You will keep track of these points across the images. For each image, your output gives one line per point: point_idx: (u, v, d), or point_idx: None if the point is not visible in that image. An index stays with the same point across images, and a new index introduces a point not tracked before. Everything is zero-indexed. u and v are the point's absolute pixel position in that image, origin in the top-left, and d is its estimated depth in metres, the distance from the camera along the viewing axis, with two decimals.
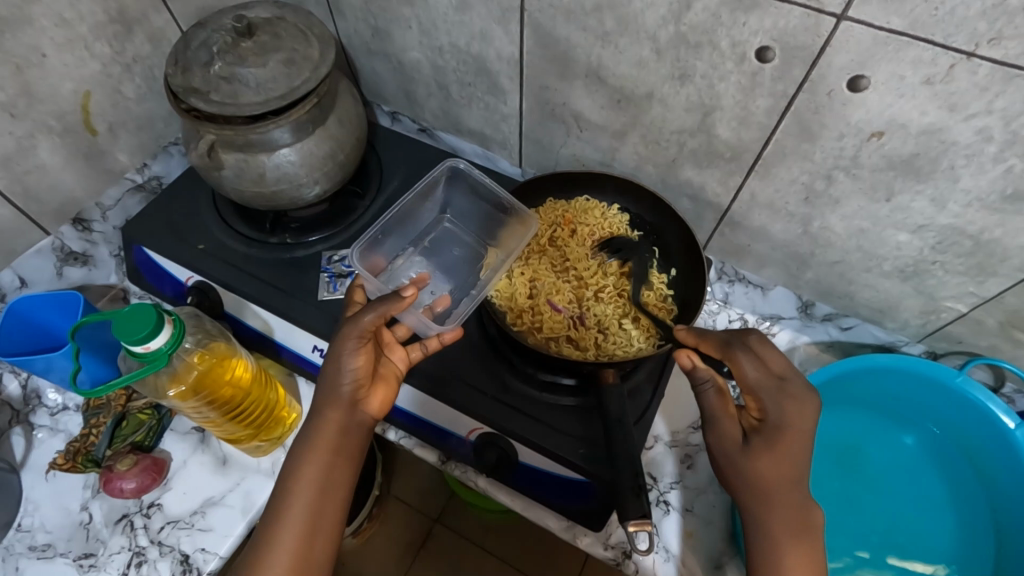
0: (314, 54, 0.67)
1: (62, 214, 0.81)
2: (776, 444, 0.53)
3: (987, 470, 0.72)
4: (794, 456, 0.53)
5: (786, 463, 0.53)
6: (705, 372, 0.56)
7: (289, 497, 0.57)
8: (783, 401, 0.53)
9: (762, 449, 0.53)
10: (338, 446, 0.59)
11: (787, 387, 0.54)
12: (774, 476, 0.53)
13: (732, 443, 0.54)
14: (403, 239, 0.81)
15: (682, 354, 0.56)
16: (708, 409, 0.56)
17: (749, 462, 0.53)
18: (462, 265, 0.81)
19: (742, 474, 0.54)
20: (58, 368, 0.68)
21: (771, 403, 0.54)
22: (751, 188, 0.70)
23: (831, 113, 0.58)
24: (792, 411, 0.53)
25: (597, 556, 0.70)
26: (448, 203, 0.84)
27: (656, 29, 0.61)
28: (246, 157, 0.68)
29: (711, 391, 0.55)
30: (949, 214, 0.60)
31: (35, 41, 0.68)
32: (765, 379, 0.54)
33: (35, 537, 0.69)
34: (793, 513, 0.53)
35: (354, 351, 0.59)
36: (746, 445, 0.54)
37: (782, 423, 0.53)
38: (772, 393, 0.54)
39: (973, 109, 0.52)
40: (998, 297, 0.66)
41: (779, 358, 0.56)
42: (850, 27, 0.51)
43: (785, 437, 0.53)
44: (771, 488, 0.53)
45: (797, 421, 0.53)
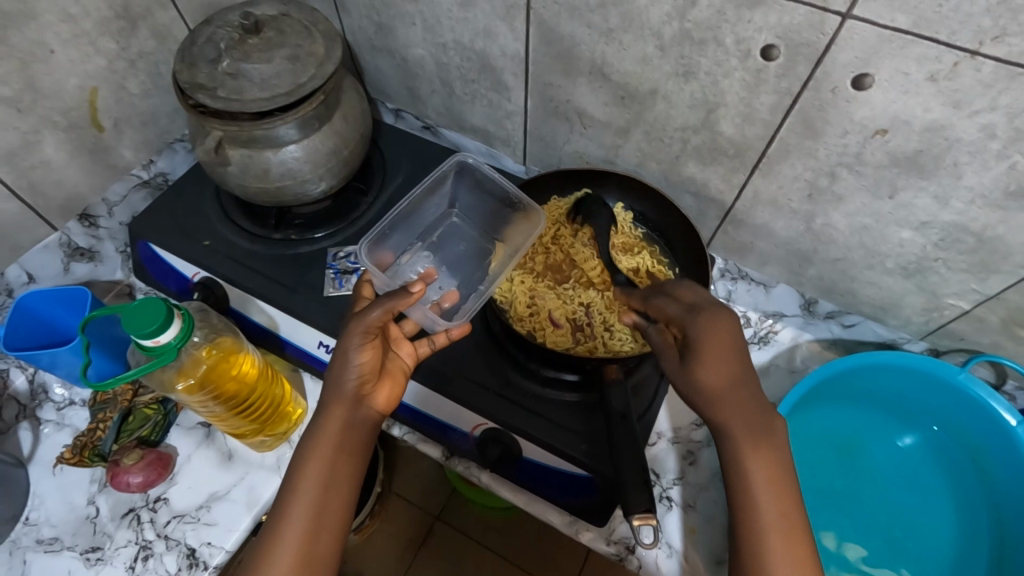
0: (318, 51, 0.67)
1: (68, 209, 0.81)
2: (702, 352, 0.53)
3: (988, 468, 0.72)
4: (723, 363, 0.52)
5: (722, 371, 0.53)
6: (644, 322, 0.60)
7: (292, 496, 0.57)
8: (696, 318, 0.54)
9: (694, 363, 0.53)
10: (341, 442, 0.59)
11: (698, 308, 0.55)
12: (716, 388, 0.52)
13: (673, 367, 0.55)
14: (410, 233, 0.82)
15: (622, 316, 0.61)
16: (654, 347, 0.57)
17: (684, 381, 0.54)
18: (467, 261, 0.81)
19: (689, 394, 0.54)
20: (64, 363, 0.68)
21: (687, 322, 0.54)
22: (754, 185, 0.71)
23: (835, 109, 0.58)
24: (706, 323, 0.53)
25: (600, 552, 0.71)
26: (455, 197, 0.85)
27: (660, 25, 0.61)
28: (250, 153, 0.68)
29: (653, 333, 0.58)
30: (952, 211, 0.61)
31: (41, 37, 0.68)
32: (678, 308, 0.56)
33: (41, 531, 0.70)
34: (745, 427, 0.53)
35: (360, 347, 0.59)
36: (683, 363, 0.54)
37: (700, 334, 0.53)
38: (687, 315, 0.55)
39: (977, 107, 0.52)
40: (999, 294, 0.66)
41: (693, 291, 0.58)
42: (854, 25, 0.52)
43: (710, 345, 0.53)
44: (717, 401, 0.53)
45: (714, 328, 0.53)
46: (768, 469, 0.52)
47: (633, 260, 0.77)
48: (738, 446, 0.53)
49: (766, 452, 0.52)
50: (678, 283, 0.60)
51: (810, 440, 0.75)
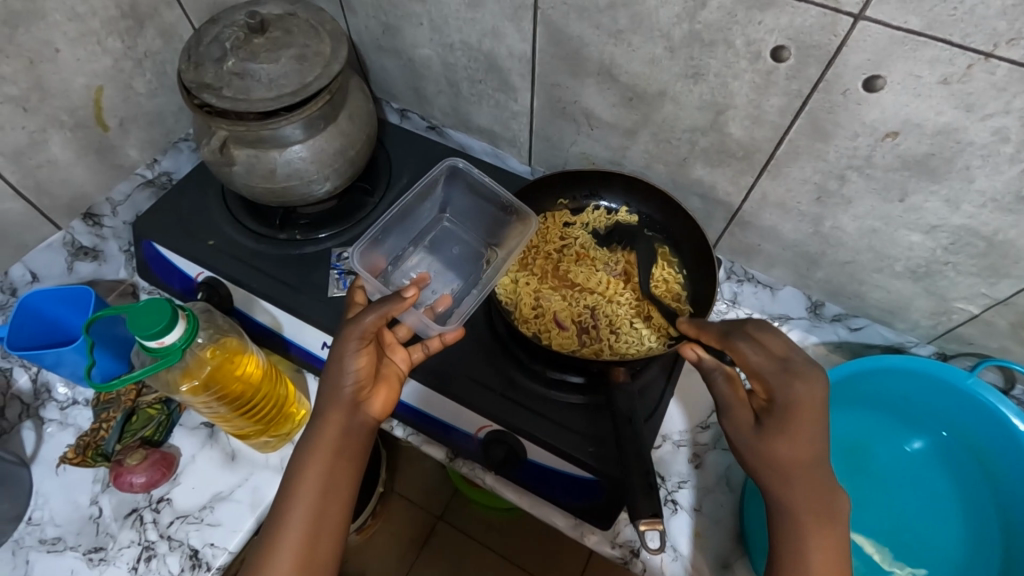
0: (325, 50, 0.67)
1: (73, 208, 0.81)
2: (789, 422, 0.52)
3: (997, 473, 0.71)
4: (807, 436, 0.52)
5: (804, 442, 0.52)
6: (711, 364, 0.57)
7: (291, 498, 0.57)
8: (791, 381, 0.52)
9: (776, 431, 0.52)
10: (340, 445, 0.58)
11: (793, 367, 0.53)
12: (792, 459, 0.52)
13: (748, 428, 0.54)
14: (403, 238, 0.81)
15: (685, 348, 0.58)
16: (721, 397, 0.56)
17: (764, 443, 0.53)
18: (464, 263, 0.81)
19: (761, 458, 0.53)
20: (69, 362, 0.68)
21: (777, 383, 0.53)
22: (762, 187, 0.70)
23: (845, 112, 0.58)
24: (800, 390, 0.52)
25: (604, 555, 0.70)
26: (447, 201, 0.84)
27: (670, 27, 0.60)
28: (257, 153, 0.68)
29: (721, 380, 0.56)
30: (963, 215, 0.60)
31: (48, 35, 0.68)
32: (768, 361, 0.54)
33: (45, 530, 0.69)
34: (811, 495, 0.52)
35: (355, 352, 0.58)
36: (760, 427, 0.53)
37: (790, 401, 0.52)
38: (778, 374, 0.53)
39: (990, 110, 0.51)
40: (1009, 299, 0.65)
41: (779, 340, 0.55)
42: (866, 27, 0.51)
43: (798, 414, 0.52)
44: (791, 471, 0.52)
45: (807, 398, 0.52)
46: (829, 543, 0.52)
47: (642, 267, 0.78)
48: (800, 515, 0.52)
49: (828, 525, 0.52)
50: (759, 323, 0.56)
51: None
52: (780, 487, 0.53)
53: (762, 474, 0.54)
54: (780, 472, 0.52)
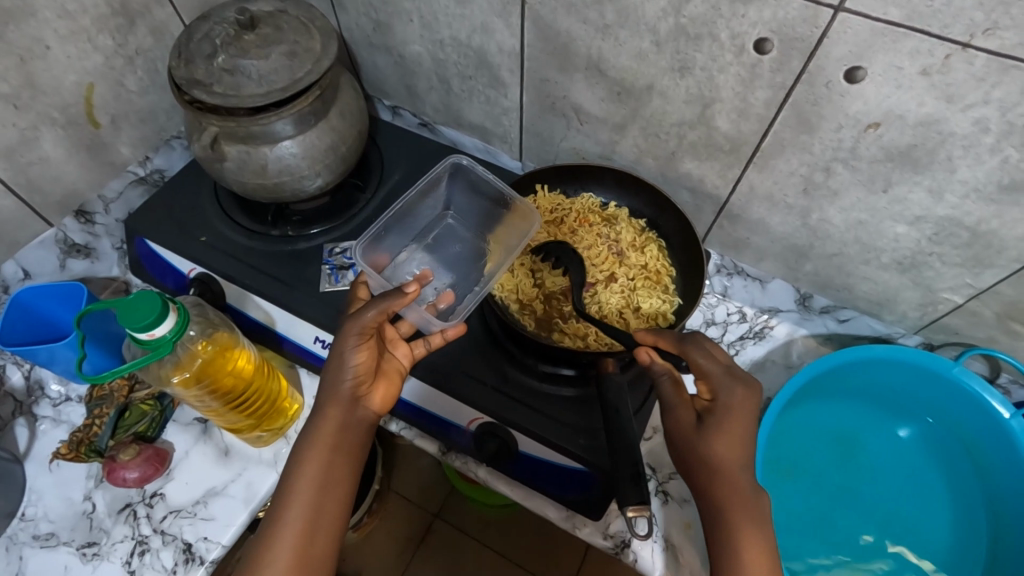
0: (315, 47, 0.67)
1: (65, 205, 0.81)
2: (726, 423, 0.53)
3: (986, 461, 0.72)
4: (741, 439, 0.53)
5: (738, 445, 0.53)
6: (661, 367, 0.57)
7: (290, 496, 0.57)
8: (732, 385, 0.54)
9: (714, 433, 0.53)
10: (339, 441, 0.59)
11: (735, 372, 0.54)
12: (728, 463, 0.52)
13: (689, 428, 0.54)
14: (405, 236, 0.82)
15: (640, 351, 0.57)
16: (665, 399, 0.56)
17: (703, 444, 0.53)
18: (464, 260, 0.81)
19: (698, 458, 0.53)
20: (61, 359, 0.69)
21: (719, 386, 0.54)
22: (750, 180, 0.71)
23: (830, 104, 0.58)
24: (739, 394, 0.53)
25: (597, 546, 0.71)
26: (450, 199, 0.85)
27: (656, 21, 0.61)
28: (247, 149, 0.68)
29: (666, 382, 0.56)
30: (947, 205, 0.61)
31: (39, 33, 0.68)
32: (713, 364, 0.55)
33: (38, 526, 0.70)
34: (739, 499, 0.53)
35: (355, 347, 0.59)
36: (700, 429, 0.54)
37: (729, 404, 0.53)
38: (722, 376, 0.54)
39: (970, 100, 0.52)
40: (994, 289, 0.66)
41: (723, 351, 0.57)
42: (848, 19, 0.52)
43: (734, 417, 0.53)
44: (727, 475, 0.52)
45: (743, 403, 0.53)
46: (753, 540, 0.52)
47: (642, 257, 0.78)
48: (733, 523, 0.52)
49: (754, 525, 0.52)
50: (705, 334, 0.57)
51: (804, 437, 0.76)
52: (715, 495, 0.53)
53: (696, 475, 0.54)
54: (716, 476, 0.53)
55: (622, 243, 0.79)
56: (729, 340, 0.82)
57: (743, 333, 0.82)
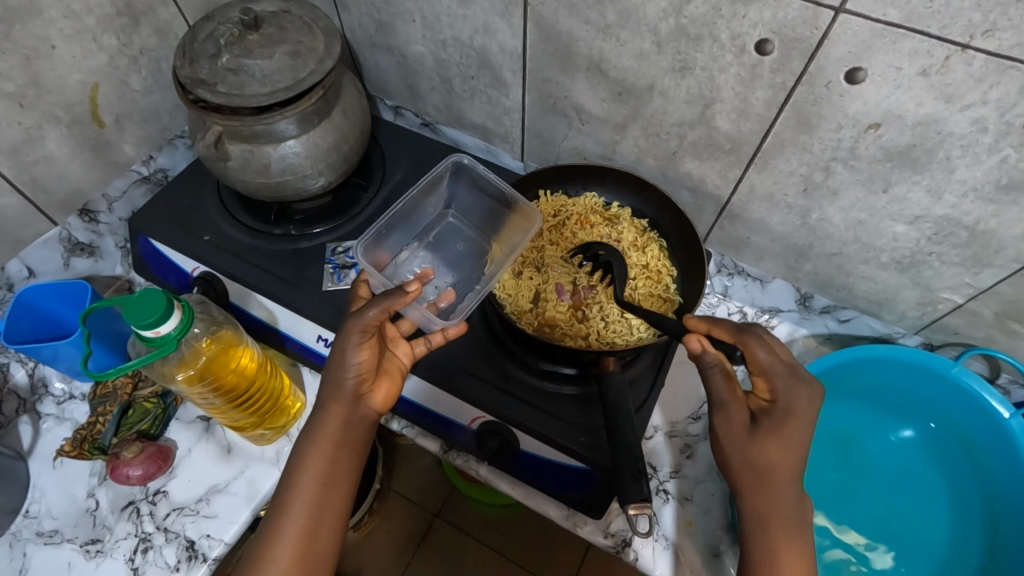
0: (319, 47, 0.68)
1: (69, 204, 0.82)
2: (785, 427, 0.53)
3: (985, 461, 0.72)
4: (797, 445, 0.53)
5: (793, 449, 0.53)
6: (712, 357, 0.56)
7: (292, 492, 0.57)
8: (796, 389, 0.54)
9: (771, 435, 0.53)
10: (341, 439, 0.59)
11: (799, 374, 0.54)
12: (781, 465, 0.53)
13: (740, 425, 0.54)
14: (407, 233, 0.82)
15: (691, 338, 0.57)
16: (717, 393, 0.55)
17: (757, 445, 0.53)
18: (465, 260, 0.81)
19: (748, 458, 0.53)
20: (65, 357, 0.69)
21: (784, 389, 0.54)
22: (750, 180, 0.71)
23: (829, 104, 0.59)
24: (803, 398, 0.53)
25: (598, 545, 0.71)
26: (452, 198, 0.85)
27: (658, 22, 0.61)
28: (251, 149, 0.69)
29: (717, 375, 0.56)
30: (945, 205, 0.61)
31: (44, 32, 0.68)
32: (778, 365, 0.55)
33: (42, 523, 0.70)
34: (786, 502, 0.53)
35: (358, 345, 0.59)
36: (754, 428, 0.54)
37: (791, 409, 0.53)
38: (784, 379, 0.54)
39: (968, 100, 0.53)
40: (993, 288, 0.67)
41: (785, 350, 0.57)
42: (847, 20, 0.52)
43: (794, 421, 0.53)
44: (777, 477, 0.53)
45: (805, 409, 0.53)
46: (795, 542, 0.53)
47: (642, 257, 0.78)
48: (775, 522, 0.53)
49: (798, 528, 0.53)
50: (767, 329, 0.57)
51: None
52: (759, 494, 0.53)
53: (743, 473, 0.54)
54: (766, 476, 0.53)
55: (624, 241, 0.79)
56: None
57: None
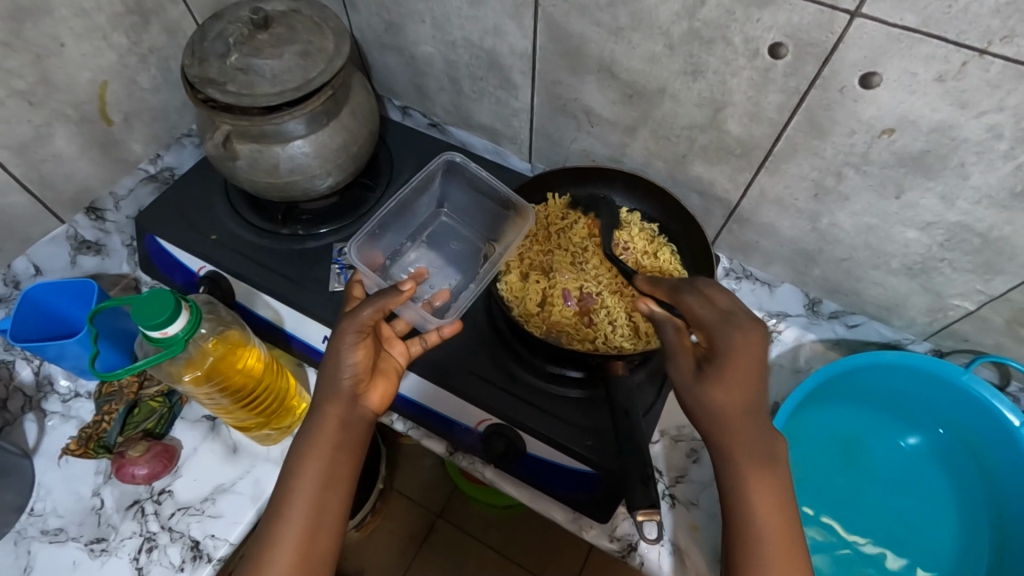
0: (328, 46, 0.67)
1: (76, 202, 0.82)
2: (727, 370, 0.52)
3: (994, 471, 0.72)
4: (743, 385, 0.52)
5: (741, 389, 0.52)
6: (660, 314, 0.55)
7: (292, 495, 0.57)
8: (729, 330, 0.53)
9: (714, 378, 0.52)
10: (339, 439, 0.59)
11: (733, 318, 0.53)
12: (731, 407, 0.52)
13: (688, 376, 0.53)
14: (401, 233, 0.82)
15: (638, 300, 0.56)
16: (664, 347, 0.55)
17: (704, 392, 0.52)
18: (459, 259, 0.81)
19: (702, 408, 0.52)
20: (71, 355, 0.69)
21: (719, 332, 0.53)
22: (760, 184, 0.71)
23: (843, 109, 0.58)
24: (737, 340, 0.52)
25: (603, 549, 0.71)
26: (445, 196, 0.85)
27: (670, 24, 0.61)
28: (260, 148, 0.69)
29: (669, 329, 0.54)
30: (959, 211, 0.61)
31: (54, 30, 0.68)
32: (712, 313, 0.54)
33: (47, 521, 0.70)
34: (749, 447, 0.52)
35: (353, 345, 0.59)
36: (700, 373, 0.53)
37: (730, 351, 0.52)
38: (719, 324, 0.53)
39: (984, 107, 0.52)
40: (1005, 295, 0.66)
41: (724, 294, 0.56)
42: (863, 24, 0.52)
43: (735, 363, 0.52)
44: (731, 420, 0.52)
45: (744, 348, 0.52)
46: (768, 483, 0.52)
47: (654, 262, 0.77)
48: (740, 465, 0.53)
49: (767, 472, 0.52)
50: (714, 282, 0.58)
51: (808, 441, 0.75)
52: (720, 439, 0.53)
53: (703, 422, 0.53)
54: (723, 422, 0.52)
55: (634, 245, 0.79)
56: None
57: None
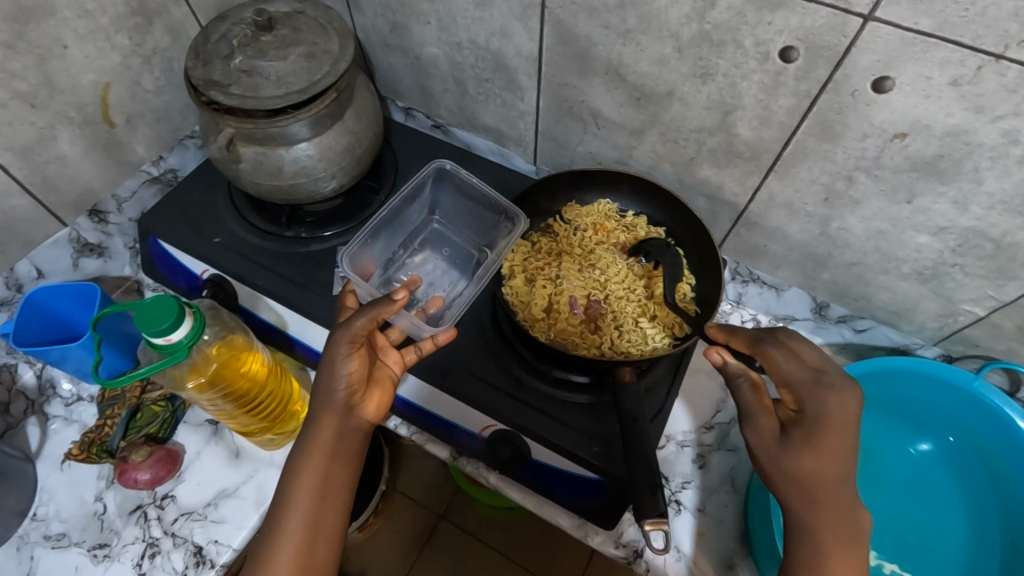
0: (333, 49, 0.67)
1: (79, 204, 0.81)
2: (817, 436, 0.51)
3: (1003, 478, 0.71)
4: (834, 454, 0.51)
5: (834, 457, 0.51)
6: (738, 368, 0.56)
7: (288, 504, 0.57)
8: (826, 395, 0.53)
9: (801, 442, 0.52)
10: (335, 449, 0.59)
11: (826, 380, 0.54)
12: (821, 472, 0.51)
13: (770, 436, 0.53)
14: (392, 241, 0.81)
15: (712, 351, 0.57)
16: (744, 405, 0.55)
17: (792, 456, 0.51)
18: (452, 265, 0.81)
19: (787, 471, 0.52)
20: (74, 358, 0.68)
21: (809, 397, 0.53)
22: (769, 188, 0.70)
23: (856, 113, 0.58)
24: (834, 404, 0.52)
25: (608, 555, 0.70)
26: (435, 203, 0.85)
27: (680, 27, 0.60)
28: (264, 151, 0.68)
29: (744, 387, 0.55)
30: (971, 217, 0.60)
31: (57, 32, 0.68)
32: (802, 373, 0.55)
33: (50, 526, 0.69)
34: (835, 518, 0.51)
35: (347, 355, 0.59)
36: (785, 437, 0.53)
37: (821, 415, 0.52)
38: (811, 387, 0.54)
39: (999, 112, 0.51)
40: (1017, 301, 0.65)
41: (812, 353, 0.57)
42: (876, 27, 0.51)
43: (827, 427, 0.52)
44: (820, 488, 0.51)
45: (840, 411, 0.52)
46: (847, 556, 0.50)
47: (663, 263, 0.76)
48: (825, 536, 0.50)
49: (852, 545, 0.50)
50: (795, 336, 0.58)
51: None
52: (804, 505, 0.51)
53: (785, 488, 0.52)
54: (809, 487, 0.51)
55: (641, 249, 0.78)
56: None
57: None
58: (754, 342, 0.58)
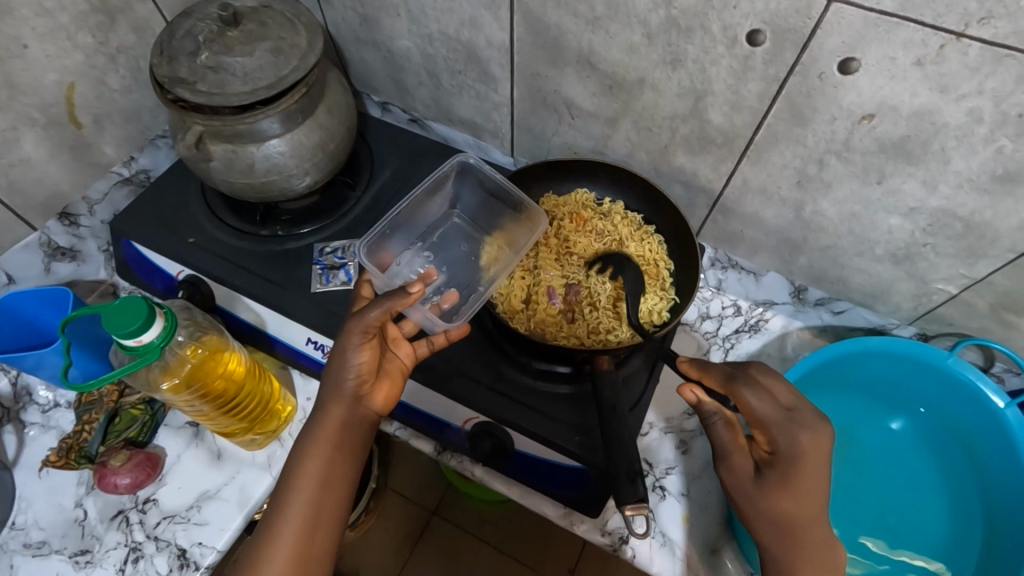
0: (301, 43, 0.66)
1: (48, 207, 0.80)
2: (793, 478, 0.51)
3: (979, 455, 0.72)
4: (807, 493, 0.51)
5: (806, 496, 0.52)
6: (710, 406, 0.54)
7: (291, 492, 0.58)
8: (796, 434, 0.52)
9: (778, 488, 0.52)
10: (341, 439, 0.59)
11: (797, 418, 0.52)
12: (799, 512, 0.52)
13: (747, 479, 0.53)
14: (410, 234, 0.79)
15: (685, 391, 0.54)
16: (720, 443, 0.54)
17: (767, 499, 0.52)
18: (467, 261, 0.78)
19: (765, 515, 0.52)
20: (48, 365, 0.67)
21: (783, 438, 0.52)
22: (743, 173, 0.70)
23: (823, 96, 0.58)
24: (805, 444, 0.51)
25: (595, 543, 0.71)
26: (457, 198, 0.82)
27: (647, 13, 0.60)
28: (234, 148, 0.67)
29: (720, 425, 0.54)
30: (940, 196, 0.61)
31: (16, 31, 0.66)
32: (774, 411, 0.52)
33: (29, 534, 0.69)
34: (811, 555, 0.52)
35: (359, 346, 0.59)
36: (761, 480, 0.53)
37: (796, 456, 0.51)
38: (783, 425, 0.52)
39: (964, 91, 0.52)
40: (988, 278, 0.66)
41: (782, 387, 0.55)
42: (840, 8, 0.51)
43: (802, 471, 0.51)
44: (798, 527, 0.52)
45: (812, 451, 0.51)
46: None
47: (642, 247, 0.77)
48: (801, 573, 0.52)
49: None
50: (766, 368, 0.56)
51: None
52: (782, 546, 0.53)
53: (763, 528, 0.53)
54: (785, 527, 0.52)
55: (618, 236, 0.77)
56: (725, 334, 0.80)
57: (739, 326, 0.81)
58: (728, 376, 0.54)
